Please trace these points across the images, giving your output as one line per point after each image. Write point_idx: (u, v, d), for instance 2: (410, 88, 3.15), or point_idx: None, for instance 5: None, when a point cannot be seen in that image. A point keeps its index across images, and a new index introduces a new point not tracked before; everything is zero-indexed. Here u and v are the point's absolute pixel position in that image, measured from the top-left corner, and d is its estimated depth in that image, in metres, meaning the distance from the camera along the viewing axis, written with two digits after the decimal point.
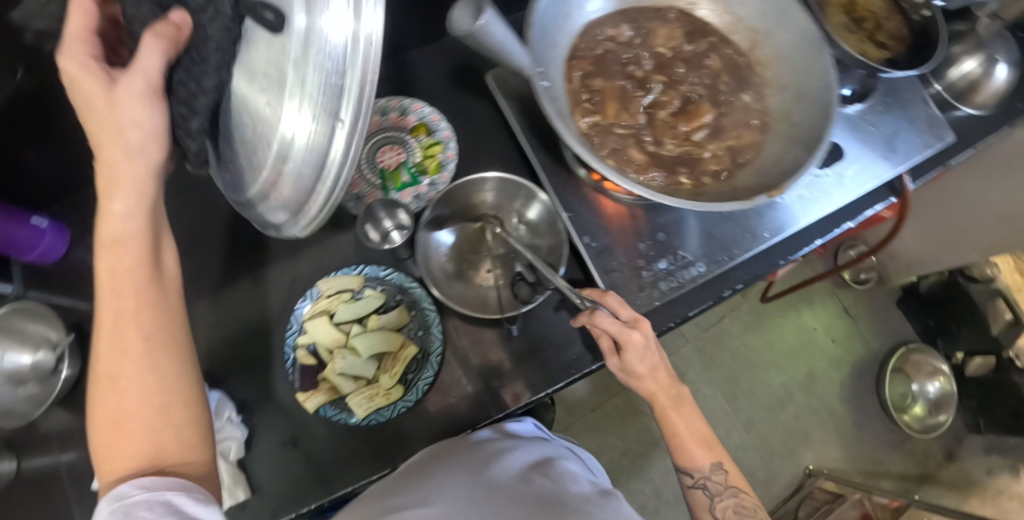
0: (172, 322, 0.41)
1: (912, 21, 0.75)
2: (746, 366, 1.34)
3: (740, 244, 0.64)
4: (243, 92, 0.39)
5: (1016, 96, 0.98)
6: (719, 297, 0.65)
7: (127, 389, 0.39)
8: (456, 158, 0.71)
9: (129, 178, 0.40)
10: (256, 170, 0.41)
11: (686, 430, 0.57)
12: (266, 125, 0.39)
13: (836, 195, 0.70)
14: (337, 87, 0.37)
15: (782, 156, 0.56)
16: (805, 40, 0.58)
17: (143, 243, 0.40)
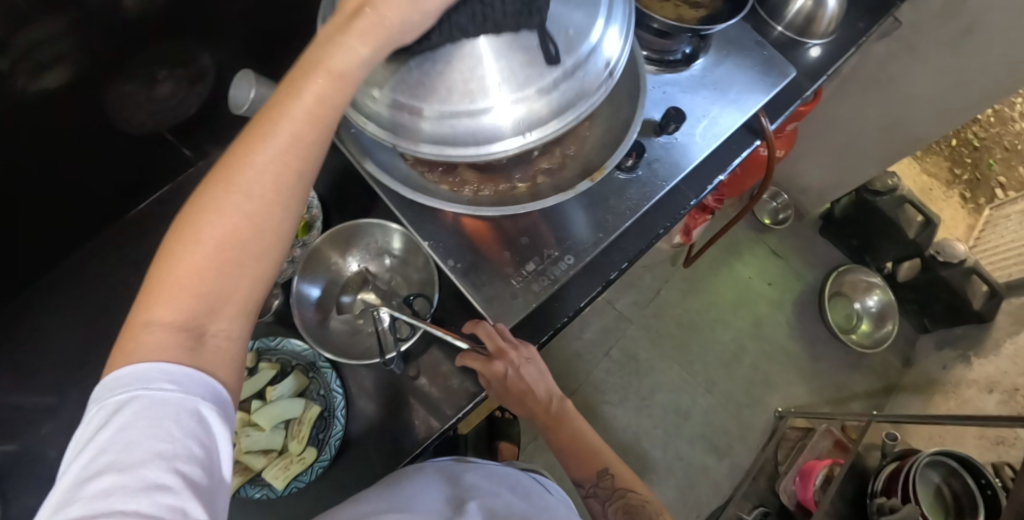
0: (283, 224, 0.39)
1: None
2: (692, 329, 1.40)
3: (603, 228, 0.65)
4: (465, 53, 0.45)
5: (856, 16, 1.03)
6: (606, 280, 0.69)
7: (238, 222, 0.37)
8: (321, 214, 0.70)
9: (378, 49, 0.39)
10: (411, 97, 0.48)
11: (572, 444, 0.66)
12: (458, 92, 0.47)
13: (694, 153, 0.72)
14: (522, 130, 0.49)
15: (607, 135, 0.61)
16: None
17: (309, 124, 0.38)
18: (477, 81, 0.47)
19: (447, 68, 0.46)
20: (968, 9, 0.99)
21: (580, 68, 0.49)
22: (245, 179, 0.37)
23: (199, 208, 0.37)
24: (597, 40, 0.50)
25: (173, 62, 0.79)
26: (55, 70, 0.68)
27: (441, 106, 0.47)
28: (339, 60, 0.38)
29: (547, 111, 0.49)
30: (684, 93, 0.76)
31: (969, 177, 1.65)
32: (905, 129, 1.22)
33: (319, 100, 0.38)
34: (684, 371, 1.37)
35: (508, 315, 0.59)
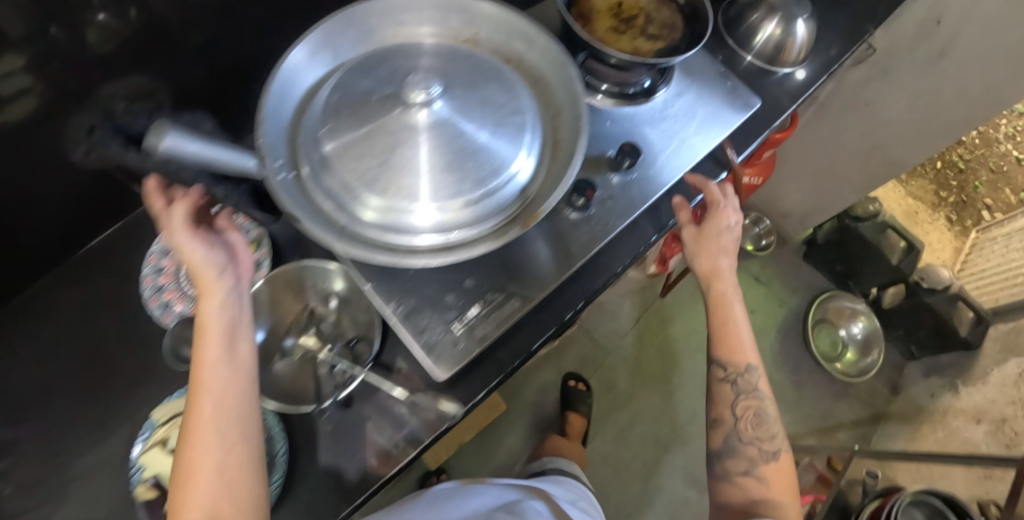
0: (241, 395, 0.49)
1: (681, 8, 0.76)
2: (674, 359, 1.34)
3: (549, 272, 0.62)
4: (415, 161, 0.51)
5: (829, 42, 1.01)
6: (560, 323, 0.67)
7: (207, 416, 0.47)
8: (268, 256, 0.69)
9: (213, 288, 0.51)
10: (365, 184, 0.50)
11: (735, 326, 0.69)
12: (406, 192, 0.51)
13: (657, 187, 0.70)
14: (450, 232, 0.53)
15: (552, 175, 0.56)
16: (549, 58, 0.60)
17: (220, 329, 0.50)
18: (406, 180, 0.50)
19: (389, 167, 0.50)
20: (942, 32, 0.99)
21: (507, 196, 0.54)
22: (206, 417, 0.47)
23: (181, 460, 0.46)
24: (526, 164, 0.55)
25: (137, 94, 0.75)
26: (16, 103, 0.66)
27: (375, 195, 0.51)
28: (217, 308, 0.51)
29: (464, 225, 0.53)
30: (642, 126, 0.74)
31: (955, 199, 1.64)
32: (887, 153, 1.20)
33: (222, 332, 0.50)
34: (664, 401, 1.30)
35: (449, 362, 0.57)
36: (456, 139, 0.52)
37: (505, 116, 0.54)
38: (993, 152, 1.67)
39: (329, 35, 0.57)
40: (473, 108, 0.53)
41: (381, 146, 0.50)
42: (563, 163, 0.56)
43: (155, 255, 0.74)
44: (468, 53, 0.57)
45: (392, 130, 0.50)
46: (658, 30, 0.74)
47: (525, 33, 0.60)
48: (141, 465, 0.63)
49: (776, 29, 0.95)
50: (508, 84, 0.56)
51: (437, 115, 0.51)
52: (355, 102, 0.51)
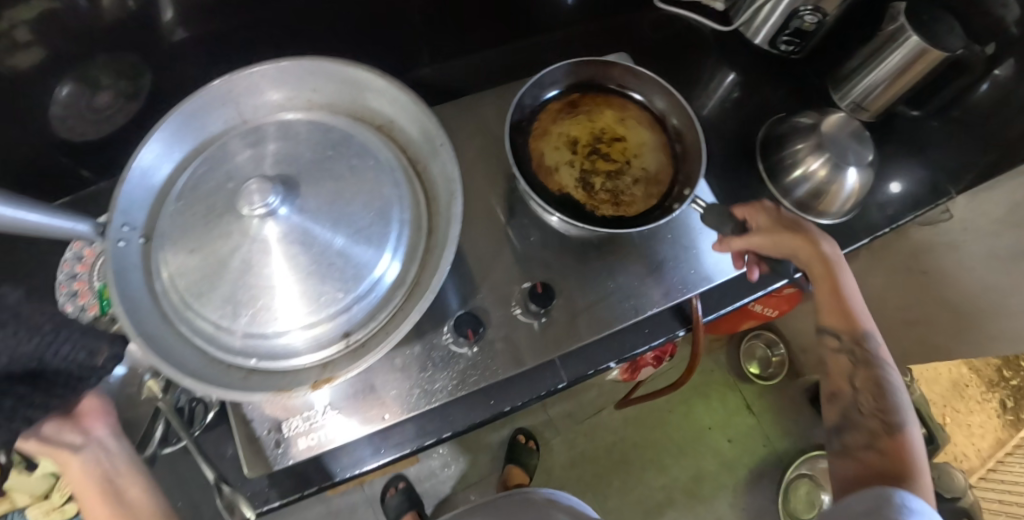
0: None
1: (660, 206, 0.64)
2: (621, 464, 1.22)
3: (410, 399, 0.58)
4: (243, 271, 0.47)
5: (887, 200, 0.87)
6: (420, 446, 0.61)
7: None
8: None
9: (82, 459, 0.51)
10: (188, 280, 0.47)
11: (857, 303, 0.66)
12: (225, 299, 0.47)
13: (566, 344, 0.61)
14: (251, 358, 0.47)
15: (389, 323, 0.48)
16: (449, 179, 0.51)
17: (104, 489, 0.51)
18: (222, 288, 0.47)
19: (216, 270, 0.47)
20: None
21: (328, 335, 0.48)
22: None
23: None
24: (386, 278, 0.49)
25: (120, 75, 0.66)
26: (28, 52, 0.57)
27: (192, 293, 0.47)
28: (86, 470, 0.51)
29: (268, 356, 0.47)
30: (588, 261, 0.65)
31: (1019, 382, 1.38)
32: (927, 331, 1.03)
33: (105, 492, 0.51)
34: (595, 504, 1.18)
35: (264, 465, 0.55)
36: (286, 258, 0.47)
37: (364, 238, 0.49)
38: None
39: (232, 91, 0.52)
40: (323, 226, 0.47)
41: (211, 243, 0.47)
42: (405, 314, 0.48)
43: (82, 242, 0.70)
44: (360, 153, 0.52)
45: (227, 230, 0.47)
46: (602, 185, 0.64)
47: (435, 143, 0.52)
48: None
49: (819, 171, 0.81)
50: (382, 204, 0.50)
51: (279, 224, 0.46)
52: (213, 187, 0.49)
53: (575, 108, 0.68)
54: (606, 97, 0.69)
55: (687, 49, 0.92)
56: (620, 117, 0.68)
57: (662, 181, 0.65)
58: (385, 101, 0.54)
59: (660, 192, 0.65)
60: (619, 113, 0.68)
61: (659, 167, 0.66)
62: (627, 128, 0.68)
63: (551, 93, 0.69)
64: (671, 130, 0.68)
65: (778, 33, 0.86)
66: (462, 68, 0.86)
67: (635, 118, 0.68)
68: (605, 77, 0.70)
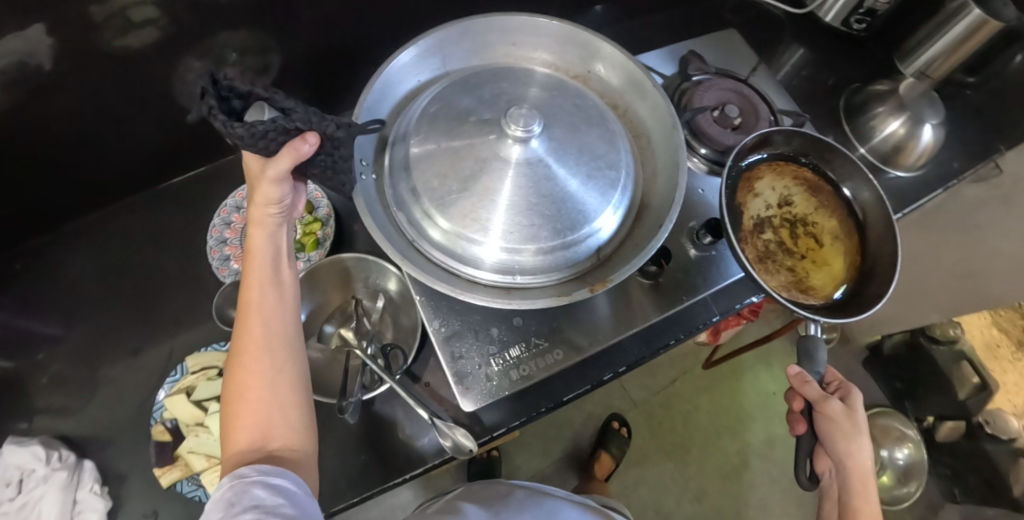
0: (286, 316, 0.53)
1: (788, 285, 0.73)
2: (696, 432, 1.25)
3: (603, 328, 0.62)
4: (497, 202, 0.57)
5: (952, 154, 0.96)
6: (597, 382, 0.65)
7: (271, 340, 0.52)
8: (331, 236, 0.73)
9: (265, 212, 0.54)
10: (450, 207, 0.57)
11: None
12: (481, 223, 0.57)
13: (731, 272, 0.67)
14: (515, 270, 0.58)
15: (631, 239, 0.61)
16: (658, 116, 0.66)
17: (270, 249, 0.54)
18: (483, 211, 0.57)
19: (468, 198, 0.57)
20: None
21: (583, 250, 0.60)
22: (259, 344, 0.51)
23: (233, 375, 0.50)
24: (614, 217, 0.61)
25: (244, 51, 0.76)
26: (141, 31, 0.67)
27: (451, 219, 0.57)
28: (264, 234, 0.54)
29: (528, 271, 0.59)
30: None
31: None
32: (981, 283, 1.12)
33: (271, 259, 0.54)
34: (676, 471, 1.23)
35: (477, 396, 0.56)
36: (538, 184, 0.57)
37: (600, 170, 0.60)
38: None
39: (439, 46, 0.67)
40: (568, 156, 0.59)
41: (467, 172, 0.57)
42: (648, 231, 0.61)
43: (228, 209, 0.77)
44: (579, 97, 0.63)
45: (484, 159, 0.57)
46: (764, 240, 0.75)
47: (642, 86, 0.67)
48: (167, 404, 0.67)
49: (898, 130, 0.89)
50: (610, 138, 0.62)
51: (530, 154, 0.58)
52: (453, 129, 0.59)
53: (816, 195, 0.78)
54: (842, 210, 0.77)
55: (764, 29, 1.00)
56: (830, 234, 0.76)
57: (809, 290, 0.73)
58: (602, 64, 0.69)
59: (792, 281, 0.73)
60: (836, 232, 0.77)
61: (818, 283, 0.74)
62: (824, 240, 0.76)
63: (814, 164, 0.78)
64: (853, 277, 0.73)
65: (850, 13, 0.95)
66: None
67: (842, 246, 0.76)
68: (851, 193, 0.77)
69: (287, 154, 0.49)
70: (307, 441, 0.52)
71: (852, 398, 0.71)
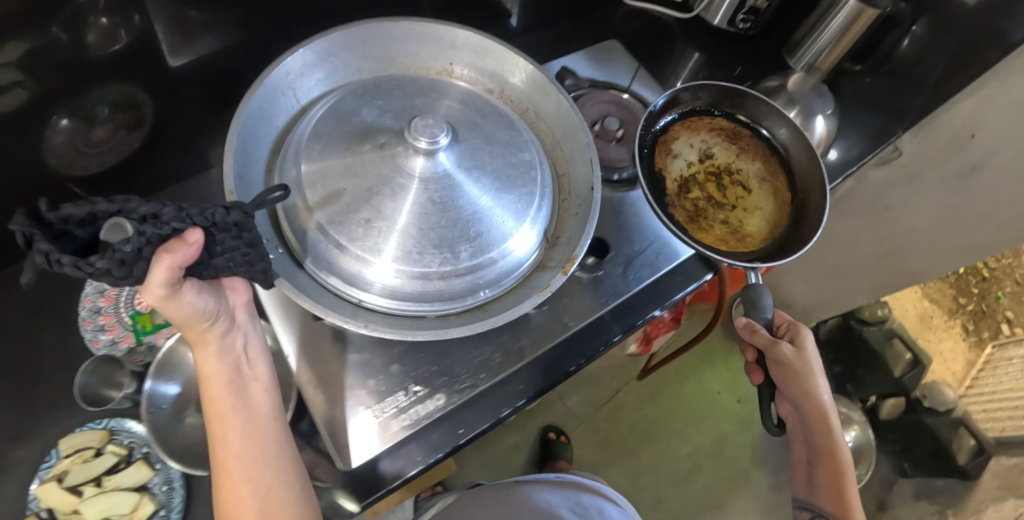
0: (258, 429, 0.51)
1: (724, 233, 0.74)
2: (646, 440, 1.24)
3: (489, 363, 0.60)
4: (428, 220, 0.57)
5: (851, 142, 0.99)
6: (498, 417, 0.62)
7: (249, 454, 0.50)
8: None
9: (205, 335, 0.50)
10: (372, 221, 0.56)
11: (841, 449, 0.73)
12: (410, 239, 0.56)
13: (623, 290, 0.67)
14: (472, 284, 0.59)
15: (576, 234, 0.62)
16: (569, 117, 0.68)
17: (221, 371, 0.51)
18: (405, 233, 0.56)
19: (387, 211, 0.56)
20: (975, 148, 0.94)
21: (530, 250, 0.62)
22: (234, 467, 0.49)
23: (220, 498, 0.49)
24: (542, 222, 0.63)
25: (117, 106, 0.68)
26: (9, 94, 0.59)
27: (372, 231, 0.56)
28: (217, 352, 0.51)
29: (489, 283, 0.59)
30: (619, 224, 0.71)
31: (973, 307, 1.61)
32: (900, 261, 1.15)
33: (227, 374, 0.51)
34: (629, 483, 1.21)
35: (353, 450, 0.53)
36: (463, 199, 0.58)
37: (522, 182, 0.62)
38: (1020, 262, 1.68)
39: (288, 80, 0.64)
40: (477, 165, 0.60)
41: (380, 188, 0.56)
42: (577, 221, 0.63)
43: None
44: (490, 113, 0.65)
45: (391, 181, 0.57)
46: (693, 199, 0.76)
47: (546, 86, 0.69)
48: (37, 495, 0.63)
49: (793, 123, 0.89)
50: (525, 150, 0.64)
51: (440, 166, 0.58)
52: (356, 141, 0.58)
53: (736, 136, 0.81)
54: (762, 151, 0.80)
55: (655, 36, 1.00)
56: (757, 179, 0.79)
57: (746, 237, 0.75)
58: (517, 73, 0.70)
59: (728, 231, 0.75)
60: (761, 174, 0.80)
61: (753, 229, 0.75)
62: (752, 186, 0.79)
63: (727, 112, 0.82)
64: (784, 213, 0.76)
65: (734, 13, 0.95)
66: None
67: (769, 187, 0.78)
68: (766, 131, 0.81)
69: (165, 266, 0.41)
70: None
71: (800, 337, 0.71)
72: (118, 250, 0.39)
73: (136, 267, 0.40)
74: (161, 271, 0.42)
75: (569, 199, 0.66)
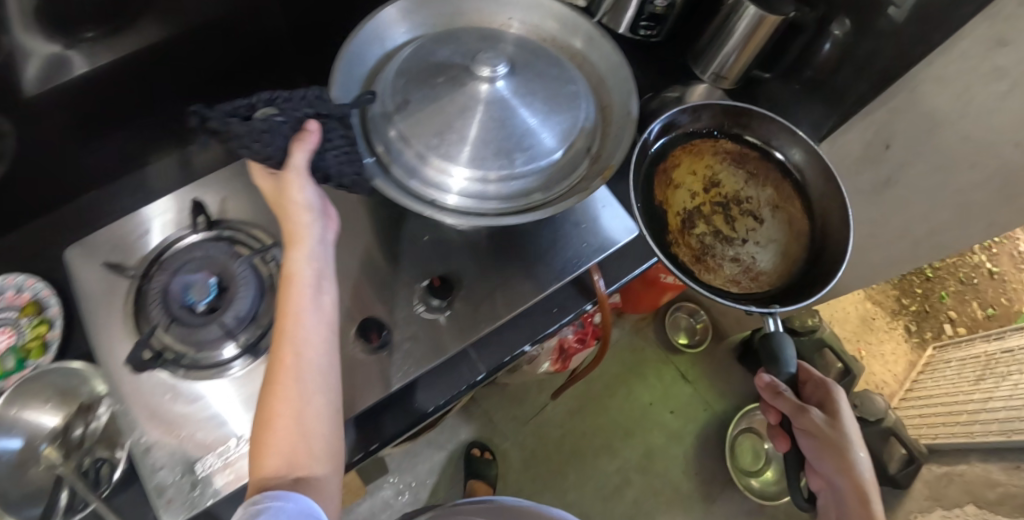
0: (324, 340, 0.52)
1: (726, 269, 0.69)
2: (574, 456, 1.23)
3: None
4: (489, 124, 0.58)
5: None
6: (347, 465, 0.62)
7: (305, 358, 0.51)
8: (58, 337, 0.67)
9: (299, 229, 0.53)
10: (441, 138, 0.57)
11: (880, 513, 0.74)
12: (467, 149, 0.57)
13: (476, 329, 0.63)
14: (523, 192, 0.59)
15: (620, 140, 0.62)
16: (611, 61, 0.67)
17: (311, 274, 0.53)
18: (468, 143, 0.58)
19: (448, 135, 0.57)
20: (888, 161, 0.92)
21: (579, 164, 0.62)
22: (288, 361, 0.50)
23: (265, 396, 0.50)
24: (581, 144, 0.62)
25: None
26: None
27: (437, 150, 0.57)
28: (307, 256, 0.53)
29: (541, 189, 0.60)
30: (479, 258, 0.67)
31: (917, 308, 1.61)
32: None
33: (310, 279, 0.53)
34: (555, 499, 1.20)
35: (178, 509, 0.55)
36: (518, 116, 0.59)
37: (567, 102, 0.62)
38: (965, 263, 1.69)
39: (377, 31, 0.65)
40: (531, 92, 0.60)
41: (455, 109, 0.58)
42: (615, 139, 0.63)
43: None
44: (536, 46, 0.65)
45: (459, 103, 0.58)
46: (698, 235, 0.71)
47: (580, 27, 0.69)
48: None
49: None
50: (567, 77, 0.63)
51: (498, 92, 0.59)
52: (429, 71, 0.60)
53: (749, 163, 0.74)
54: (776, 177, 0.73)
55: None
56: (768, 205, 0.73)
57: (757, 275, 0.69)
58: (551, 20, 0.70)
59: (728, 268, 0.69)
60: (774, 201, 0.73)
61: (768, 266, 0.69)
62: (761, 213, 0.73)
63: (730, 133, 0.75)
64: (799, 240, 0.70)
65: (635, 21, 0.92)
66: None
67: (786, 214, 0.72)
68: (783, 154, 0.74)
69: (301, 146, 0.51)
70: (334, 462, 0.51)
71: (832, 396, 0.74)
72: (266, 123, 0.50)
73: (279, 145, 0.51)
74: (297, 155, 0.51)
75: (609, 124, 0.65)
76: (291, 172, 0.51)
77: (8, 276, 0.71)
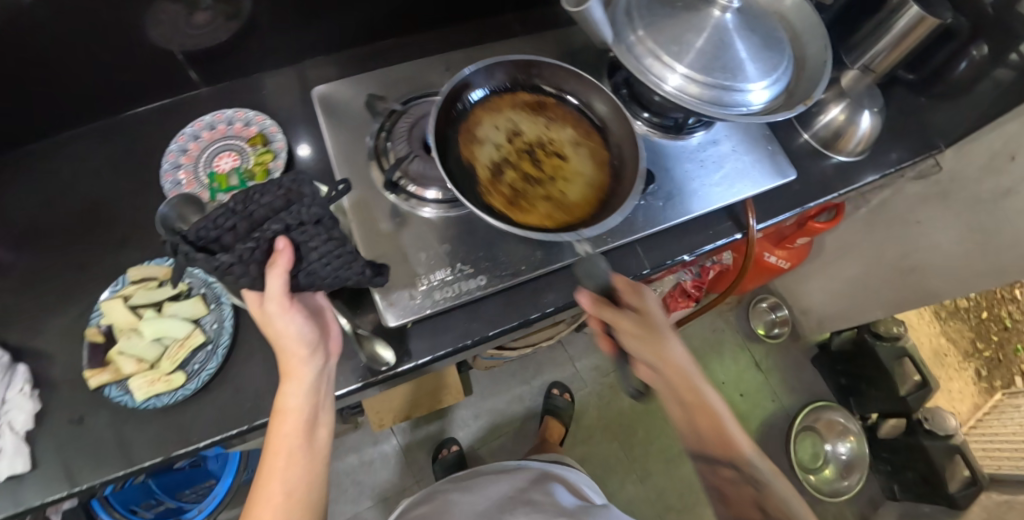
0: (307, 466, 0.59)
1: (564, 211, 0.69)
2: (645, 414, 1.29)
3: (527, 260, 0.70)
4: (715, 43, 0.70)
5: (891, 146, 0.99)
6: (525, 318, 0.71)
7: (288, 479, 0.57)
8: (282, 167, 0.77)
9: (293, 364, 0.57)
10: (676, 47, 0.70)
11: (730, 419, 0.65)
12: (696, 58, 0.69)
13: (657, 220, 0.75)
14: (731, 104, 0.70)
15: (811, 84, 0.73)
16: (809, 22, 0.78)
17: (299, 413, 0.58)
18: (697, 53, 0.69)
19: (681, 45, 0.70)
20: (1012, 170, 0.94)
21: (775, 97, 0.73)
22: (274, 487, 0.57)
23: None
24: (780, 80, 0.73)
25: None
26: None
27: (671, 55, 0.69)
28: (297, 394, 0.58)
29: (746, 106, 0.71)
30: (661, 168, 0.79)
31: (991, 355, 1.61)
32: (920, 279, 1.17)
33: (299, 413, 0.58)
34: (621, 448, 1.26)
35: (396, 311, 0.64)
36: (737, 42, 0.71)
37: (776, 44, 0.73)
38: None
39: None
40: (750, 28, 0.72)
41: (690, 27, 0.70)
42: (809, 80, 0.74)
43: (186, 136, 0.79)
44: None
45: (694, 23, 0.70)
46: (509, 182, 0.70)
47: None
48: (105, 306, 0.68)
49: (838, 116, 0.95)
50: (775, 25, 0.74)
51: (726, 21, 0.71)
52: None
53: (499, 113, 0.73)
54: (571, 118, 0.75)
55: None
56: (573, 144, 0.74)
57: (568, 206, 0.69)
58: None
59: (559, 205, 0.69)
60: (576, 138, 0.75)
61: (577, 197, 0.70)
62: (569, 155, 0.73)
63: (526, 85, 0.76)
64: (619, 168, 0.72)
65: None
66: (531, 22, 0.97)
67: (585, 149, 0.74)
68: (580, 100, 0.76)
69: (274, 271, 0.52)
70: None
71: (643, 296, 0.66)
72: (236, 252, 0.51)
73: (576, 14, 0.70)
74: (281, 276, 0.52)
75: (802, 74, 0.76)
76: (285, 301, 0.54)
77: (241, 112, 0.81)
